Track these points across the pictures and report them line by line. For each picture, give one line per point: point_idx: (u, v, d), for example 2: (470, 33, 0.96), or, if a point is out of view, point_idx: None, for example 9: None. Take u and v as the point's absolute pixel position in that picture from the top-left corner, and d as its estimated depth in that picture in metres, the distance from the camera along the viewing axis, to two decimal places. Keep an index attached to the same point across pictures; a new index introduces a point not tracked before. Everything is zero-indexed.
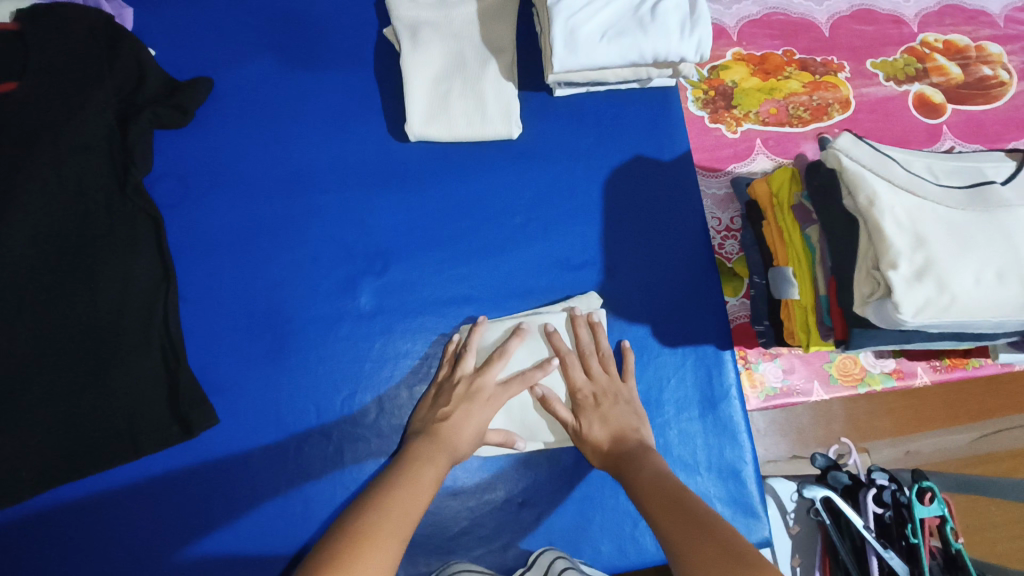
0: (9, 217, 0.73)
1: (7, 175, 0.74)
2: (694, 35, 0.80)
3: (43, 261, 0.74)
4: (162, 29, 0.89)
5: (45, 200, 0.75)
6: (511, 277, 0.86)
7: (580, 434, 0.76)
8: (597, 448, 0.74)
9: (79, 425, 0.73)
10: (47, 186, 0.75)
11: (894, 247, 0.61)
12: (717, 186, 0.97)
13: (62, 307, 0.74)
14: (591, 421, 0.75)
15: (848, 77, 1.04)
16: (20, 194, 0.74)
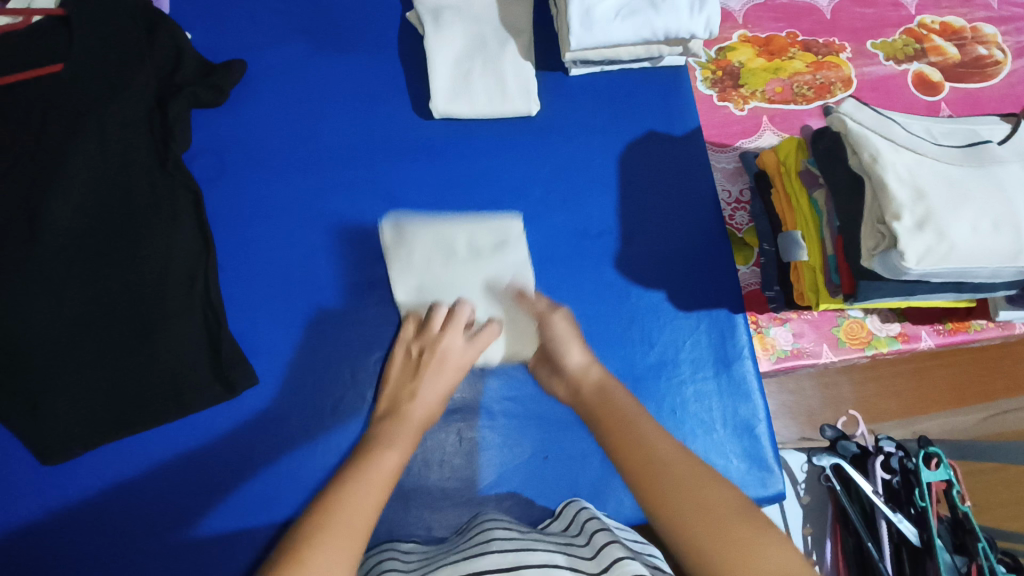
0: (59, 188, 0.78)
1: (55, 150, 0.79)
2: (703, 12, 0.85)
3: (90, 230, 0.79)
4: (196, 14, 0.93)
5: (90, 175, 0.80)
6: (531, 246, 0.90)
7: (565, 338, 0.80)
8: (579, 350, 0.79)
9: (125, 383, 0.78)
10: (92, 161, 0.80)
11: (896, 200, 0.65)
12: (727, 161, 1.02)
13: (108, 273, 0.78)
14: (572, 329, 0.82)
15: (850, 57, 1.08)
16: (68, 168, 0.79)
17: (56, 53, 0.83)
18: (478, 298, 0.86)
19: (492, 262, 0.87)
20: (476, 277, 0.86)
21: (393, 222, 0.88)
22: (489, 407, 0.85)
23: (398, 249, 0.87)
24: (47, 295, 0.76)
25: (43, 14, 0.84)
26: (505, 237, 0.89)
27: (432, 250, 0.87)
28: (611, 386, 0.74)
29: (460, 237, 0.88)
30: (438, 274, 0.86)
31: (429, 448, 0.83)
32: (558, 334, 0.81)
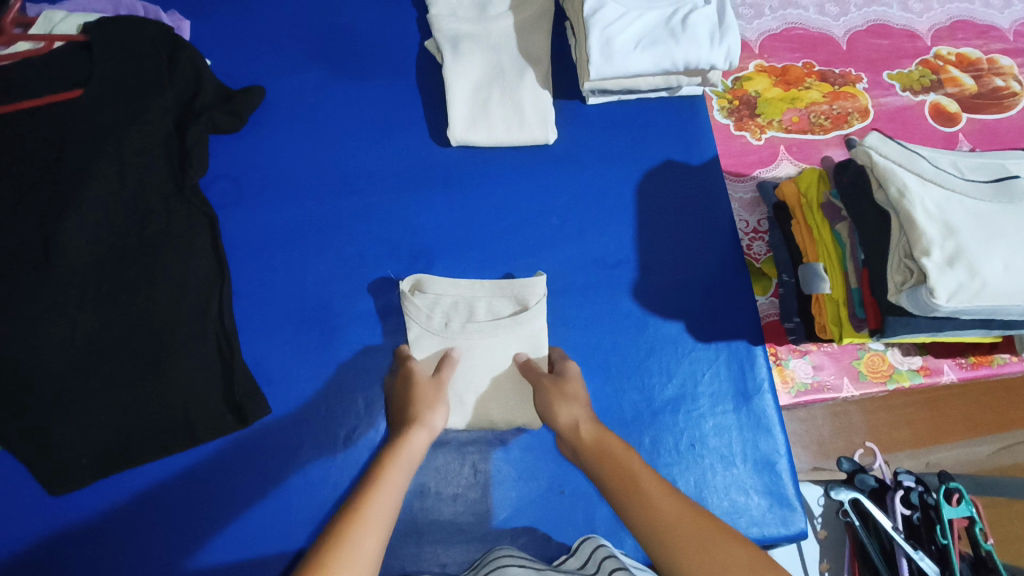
0: (75, 214, 0.78)
1: (72, 176, 0.80)
2: (722, 44, 0.85)
3: (103, 257, 0.79)
4: (217, 41, 0.94)
5: (106, 201, 0.80)
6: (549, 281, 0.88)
7: (562, 390, 0.77)
8: (575, 399, 0.76)
9: (135, 414, 0.76)
10: (110, 187, 0.80)
11: (926, 236, 0.64)
12: (744, 190, 1.00)
13: (120, 300, 0.78)
14: (571, 380, 0.78)
15: (866, 88, 1.08)
16: (85, 193, 0.79)
17: (76, 79, 0.84)
18: (494, 366, 0.83)
19: (512, 330, 0.83)
20: (493, 344, 0.83)
21: (413, 279, 0.84)
22: (505, 440, 0.84)
23: (415, 307, 0.82)
24: (59, 322, 0.75)
25: (65, 41, 0.85)
26: (527, 303, 0.84)
27: (449, 312, 0.84)
28: (606, 440, 0.69)
29: (479, 300, 0.84)
30: (454, 340, 0.83)
31: (443, 480, 0.82)
32: (547, 383, 0.78)
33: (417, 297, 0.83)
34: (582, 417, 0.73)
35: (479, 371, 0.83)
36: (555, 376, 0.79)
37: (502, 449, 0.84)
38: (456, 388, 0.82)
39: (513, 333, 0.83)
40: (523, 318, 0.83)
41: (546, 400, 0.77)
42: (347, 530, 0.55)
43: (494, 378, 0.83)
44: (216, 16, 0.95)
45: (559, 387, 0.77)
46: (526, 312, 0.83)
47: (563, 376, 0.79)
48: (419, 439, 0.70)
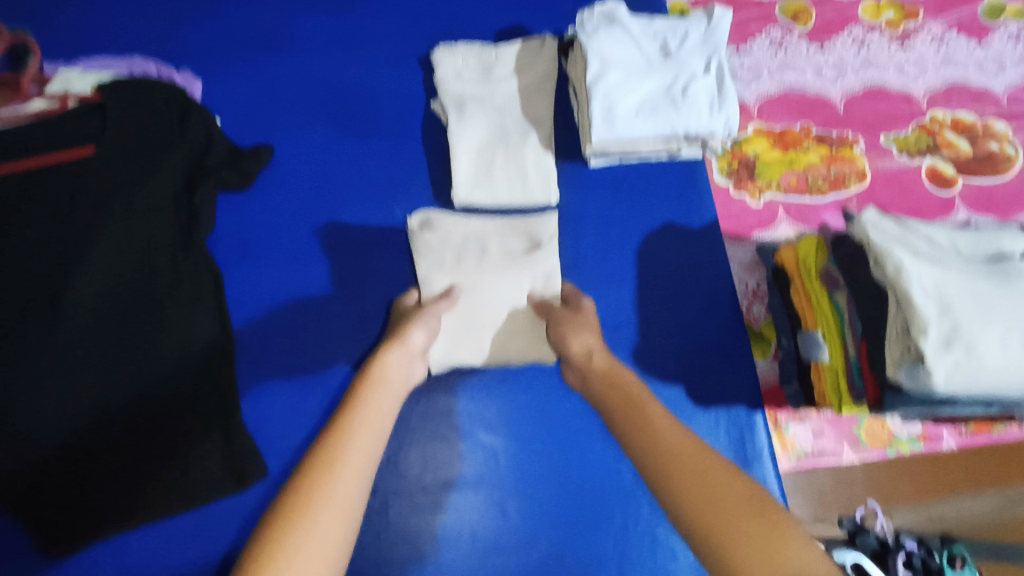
0: (83, 272, 0.80)
1: (83, 233, 0.81)
2: (723, 112, 0.87)
3: (107, 315, 0.80)
4: (225, 99, 0.96)
5: (114, 260, 0.81)
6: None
7: (572, 322, 0.80)
8: (586, 331, 0.79)
9: (135, 474, 0.78)
10: (118, 246, 0.82)
11: (923, 314, 0.64)
12: (744, 252, 1.01)
13: (124, 359, 0.79)
14: (582, 315, 0.82)
15: (864, 150, 1.10)
16: (94, 252, 0.81)
17: (87, 134, 0.85)
18: (507, 302, 0.87)
19: (523, 264, 0.87)
20: (502, 278, 0.87)
21: (421, 216, 0.89)
22: (503, 506, 0.85)
23: (424, 242, 0.88)
24: (63, 379, 0.77)
25: (80, 100, 0.87)
26: (540, 240, 0.89)
27: (461, 249, 0.88)
28: (616, 370, 0.72)
29: (491, 239, 0.89)
30: (469, 276, 0.86)
31: (443, 547, 0.84)
32: (560, 317, 0.82)
33: (427, 234, 0.88)
34: (594, 345, 0.77)
35: (494, 309, 0.87)
36: (569, 310, 0.83)
37: (516, 493, 0.85)
38: (466, 325, 0.86)
39: (527, 270, 0.87)
40: (534, 254, 0.87)
41: (560, 331, 0.80)
42: (328, 457, 0.58)
43: (510, 315, 0.87)
44: (225, 75, 0.97)
45: (569, 321, 0.80)
46: (539, 250, 0.88)
47: (577, 312, 0.82)
48: (399, 356, 0.75)
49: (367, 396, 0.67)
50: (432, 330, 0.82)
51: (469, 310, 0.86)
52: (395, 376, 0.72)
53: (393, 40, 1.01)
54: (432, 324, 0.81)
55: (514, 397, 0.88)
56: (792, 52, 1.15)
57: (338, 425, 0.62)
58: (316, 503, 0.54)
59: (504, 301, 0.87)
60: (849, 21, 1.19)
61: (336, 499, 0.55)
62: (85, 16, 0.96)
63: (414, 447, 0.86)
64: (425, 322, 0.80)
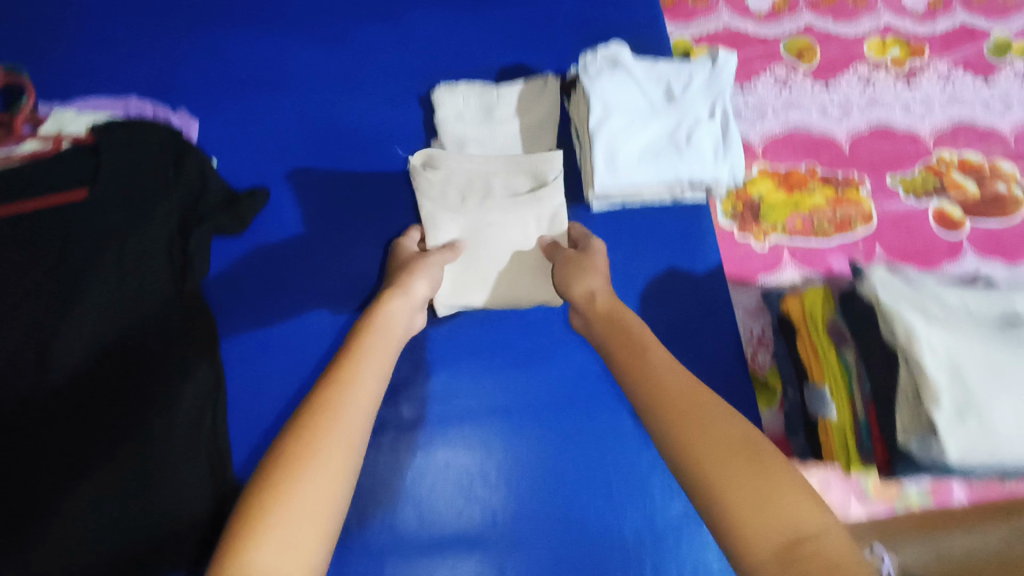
0: (78, 312, 0.78)
1: (76, 272, 0.79)
2: (727, 160, 0.86)
3: (99, 355, 0.78)
4: (222, 139, 0.95)
5: (108, 302, 0.80)
6: (510, 373, 0.91)
7: (578, 263, 0.83)
8: (595, 272, 0.82)
9: (121, 522, 0.75)
10: (113, 288, 0.80)
11: (935, 385, 0.63)
12: (749, 298, 0.99)
13: (116, 398, 0.78)
14: (593, 256, 0.84)
15: (870, 192, 1.08)
16: (89, 291, 0.79)
17: (80, 177, 0.84)
18: (514, 245, 0.89)
19: (530, 205, 0.89)
20: (509, 216, 0.89)
21: (424, 154, 0.91)
22: (501, 566, 0.84)
23: (427, 181, 0.89)
24: (54, 416, 0.75)
25: (73, 142, 0.86)
26: (545, 178, 0.90)
27: (465, 189, 0.90)
28: (616, 311, 0.76)
29: (496, 177, 0.90)
30: (474, 217, 0.89)
31: None
32: (567, 257, 0.85)
33: (429, 172, 0.90)
34: (598, 288, 0.80)
35: (502, 249, 0.89)
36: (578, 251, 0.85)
37: (514, 548, 0.84)
38: (473, 264, 0.89)
39: (532, 207, 0.89)
40: (541, 192, 0.89)
41: (564, 272, 0.83)
42: (332, 399, 0.61)
43: (515, 256, 0.90)
44: (223, 114, 0.96)
45: (576, 262, 0.83)
46: (545, 187, 0.89)
47: (587, 252, 0.85)
48: (401, 304, 0.77)
49: (365, 341, 0.70)
50: (434, 281, 0.84)
51: (475, 250, 0.89)
52: (396, 324, 0.76)
53: (394, 79, 1.01)
54: (434, 275, 0.83)
55: (508, 446, 0.88)
56: (796, 91, 1.15)
57: (339, 367, 0.66)
58: (316, 443, 0.56)
59: (511, 240, 0.89)
60: (855, 59, 1.18)
61: (340, 438, 0.58)
62: (82, 54, 0.95)
63: (410, 501, 0.86)
64: (425, 273, 0.82)
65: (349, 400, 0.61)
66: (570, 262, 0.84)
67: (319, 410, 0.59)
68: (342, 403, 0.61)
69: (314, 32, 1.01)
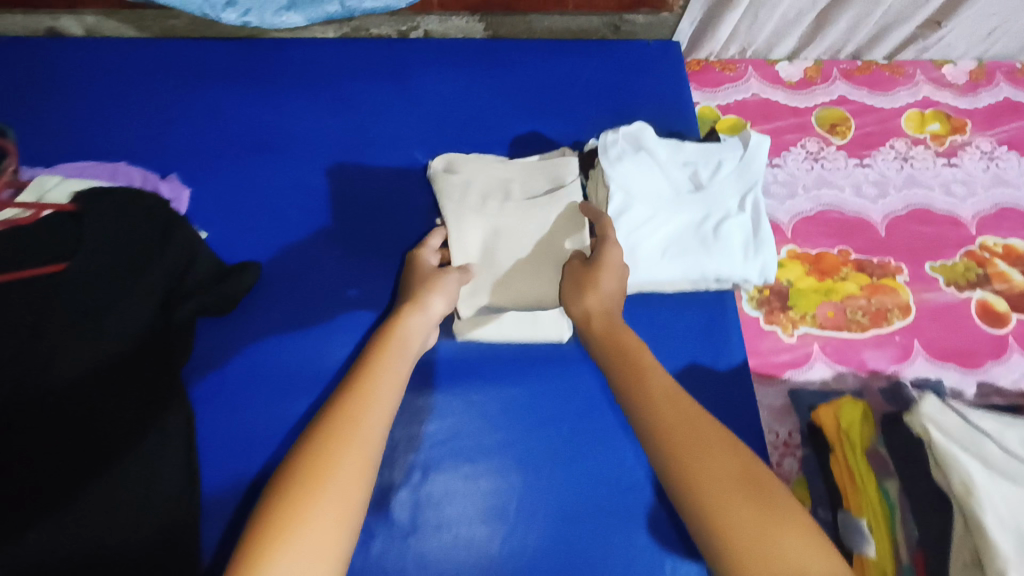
0: (63, 362, 0.72)
1: (63, 325, 0.73)
2: (758, 258, 0.80)
3: (80, 403, 0.72)
4: (215, 211, 0.90)
5: (94, 357, 0.74)
6: (521, 478, 0.81)
7: (584, 280, 0.74)
8: (597, 293, 0.73)
9: None
10: (96, 351, 0.74)
11: (1000, 550, 0.58)
12: (775, 396, 0.91)
13: (94, 443, 0.71)
14: (602, 271, 0.74)
15: (907, 281, 1.01)
16: (74, 347, 0.73)
17: (58, 250, 0.76)
18: (532, 237, 0.84)
19: (548, 203, 0.85)
20: (527, 214, 0.85)
21: (446, 160, 0.91)
22: None
23: (448, 181, 0.87)
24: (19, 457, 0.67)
25: (54, 209, 0.78)
26: (562, 181, 0.87)
27: (484, 192, 0.87)
28: (618, 337, 0.69)
29: (515, 182, 0.88)
30: (490, 214, 0.85)
31: None
32: (573, 275, 0.76)
33: (451, 175, 0.88)
34: (598, 310, 0.72)
35: (516, 246, 0.84)
36: (588, 265, 0.76)
37: None
38: (489, 265, 0.84)
39: (548, 207, 0.85)
40: (560, 190, 0.86)
41: (570, 286, 0.76)
42: (347, 420, 0.57)
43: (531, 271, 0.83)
44: (221, 178, 0.91)
45: (583, 276, 0.75)
46: (561, 189, 0.86)
47: (596, 265, 0.75)
48: (416, 322, 0.72)
49: (378, 359, 0.65)
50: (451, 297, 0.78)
51: (491, 248, 0.84)
52: (413, 342, 0.70)
53: (402, 146, 0.96)
54: (452, 291, 0.78)
55: (513, 559, 0.78)
56: (829, 166, 1.08)
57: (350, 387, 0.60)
58: (332, 463, 0.54)
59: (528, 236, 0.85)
60: (892, 134, 1.12)
61: (348, 475, 0.53)
62: (76, 111, 0.91)
63: None
64: (443, 288, 0.77)
65: (359, 432, 0.56)
66: (580, 277, 0.76)
67: (326, 436, 0.55)
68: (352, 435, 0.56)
69: (324, 96, 0.97)
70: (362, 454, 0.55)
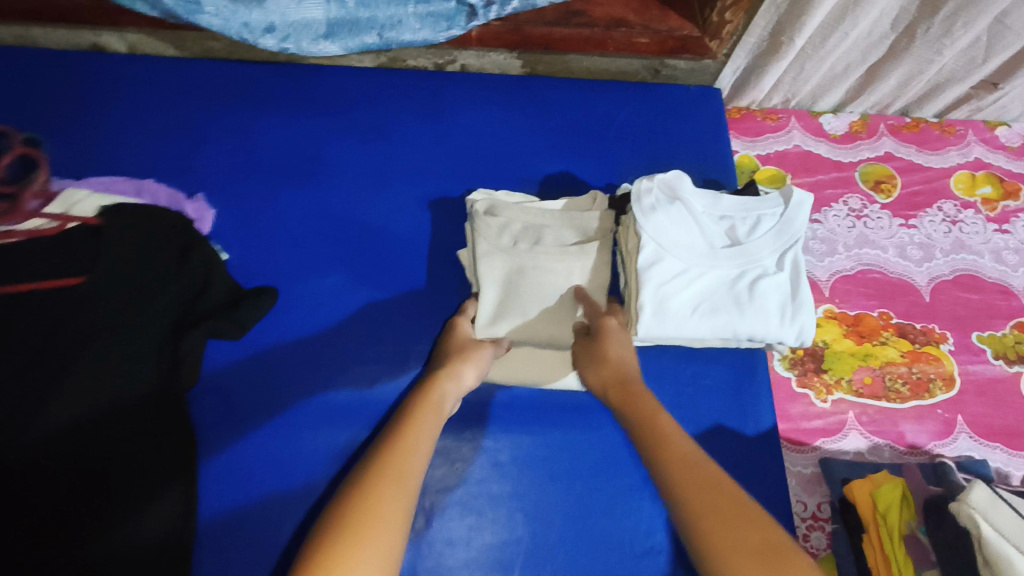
0: (62, 389, 0.71)
1: (69, 349, 0.72)
2: (795, 322, 0.77)
3: (75, 435, 0.71)
4: (238, 233, 0.89)
5: (95, 385, 0.72)
6: (536, 534, 0.77)
7: (596, 349, 0.76)
8: (608, 363, 0.74)
9: None
10: (99, 379, 0.73)
11: None
12: (804, 463, 0.86)
13: (89, 477, 0.70)
14: (607, 339, 0.76)
15: (952, 350, 0.95)
16: (75, 374, 0.71)
17: (76, 266, 0.75)
18: (557, 289, 0.83)
19: (578, 258, 0.84)
20: (556, 267, 0.83)
21: (487, 202, 0.87)
22: None
23: (486, 225, 0.84)
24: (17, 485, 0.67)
25: (80, 222, 0.78)
26: (591, 236, 0.85)
27: (519, 236, 0.85)
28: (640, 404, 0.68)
29: (548, 229, 0.85)
30: (521, 261, 0.83)
31: None
32: (581, 347, 0.79)
33: (489, 218, 0.85)
34: (612, 378, 0.73)
35: (543, 296, 0.83)
36: (593, 335, 0.77)
37: None
38: (515, 309, 0.82)
39: (580, 260, 0.83)
40: (591, 247, 0.84)
41: (581, 355, 0.78)
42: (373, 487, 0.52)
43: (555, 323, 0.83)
44: (247, 200, 0.91)
45: (592, 347, 0.76)
46: (590, 244, 0.84)
47: (599, 334, 0.77)
48: (449, 391, 0.70)
49: (413, 428, 0.61)
50: (481, 371, 0.77)
51: (516, 293, 0.83)
52: (444, 410, 0.68)
53: (429, 178, 0.95)
54: (483, 364, 0.76)
55: None
56: (871, 225, 1.04)
57: (380, 452, 0.57)
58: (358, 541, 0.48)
59: (553, 288, 0.83)
60: (940, 195, 1.07)
61: (377, 551, 0.48)
62: (111, 127, 0.92)
63: None
64: (474, 361, 0.75)
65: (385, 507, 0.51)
66: (590, 347, 0.77)
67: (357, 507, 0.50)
68: (378, 511, 0.50)
69: (355, 125, 0.96)
70: (388, 528, 0.50)
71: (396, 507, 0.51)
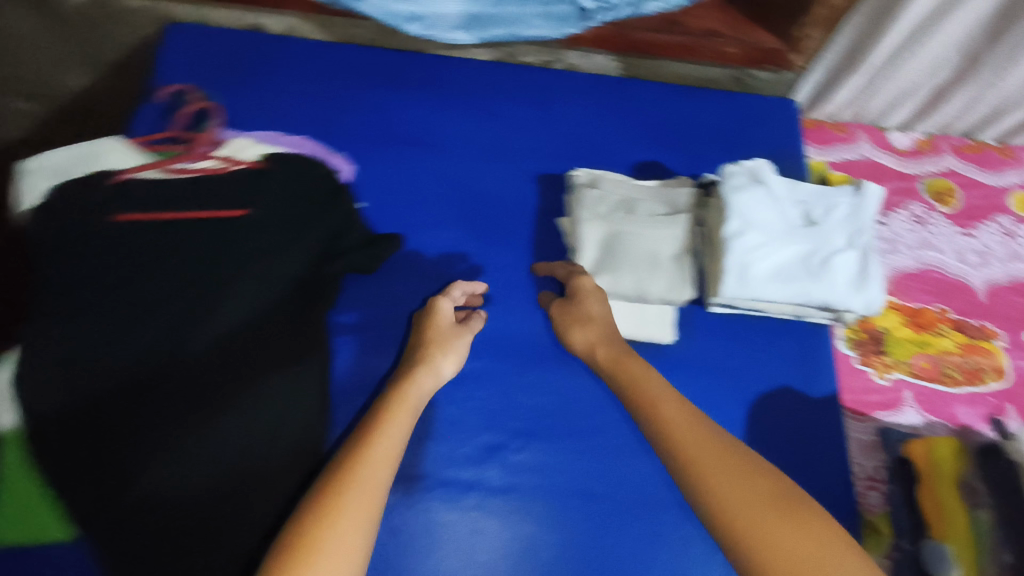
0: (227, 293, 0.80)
1: (233, 263, 0.82)
2: (863, 293, 0.87)
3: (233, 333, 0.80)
4: (369, 187, 1.02)
5: (252, 293, 0.82)
6: (602, 455, 0.88)
7: (573, 311, 0.86)
8: (589, 323, 0.84)
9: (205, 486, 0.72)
10: (255, 289, 0.83)
11: None
12: (863, 432, 0.94)
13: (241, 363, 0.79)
14: (586, 299, 0.86)
15: (1006, 346, 1.03)
16: (236, 281, 0.81)
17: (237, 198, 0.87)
18: (652, 250, 0.93)
19: (668, 226, 0.94)
20: (650, 233, 0.93)
21: (591, 177, 1.00)
22: None
23: (586, 196, 0.96)
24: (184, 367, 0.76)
25: (245, 166, 0.91)
26: (677, 209, 0.97)
27: (615, 206, 0.96)
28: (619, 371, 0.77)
29: (641, 202, 0.97)
30: (617, 225, 0.94)
31: None
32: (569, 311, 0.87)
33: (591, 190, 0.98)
34: (595, 337, 0.83)
35: (639, 255, 0.92)
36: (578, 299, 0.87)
37: None
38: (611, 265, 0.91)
39: (671, 227, 0.94)
40: (680, 218, 0.95)
41: (562, 320, 0.87)
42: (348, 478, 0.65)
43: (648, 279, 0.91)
44: (378, 160, 1.04)
45: (572, 308, 0.87)
46: (679, 215, 0.96)
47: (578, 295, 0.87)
48: (427, 380, 0.81)
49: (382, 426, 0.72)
50: (460, 358, 0.87)
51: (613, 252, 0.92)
52: (417, 397, 0.78)
53: (532, 156, 1.08)
54: (462, 351, 0.87)
55: (592, 532, 0.83)
56: (933, 230, 1.13)
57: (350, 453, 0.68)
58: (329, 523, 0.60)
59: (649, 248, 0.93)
60: (998, 210, 1.15)
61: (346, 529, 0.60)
62: (269, 90, 1.06)
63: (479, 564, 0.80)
64: (452, 353, 0.85)
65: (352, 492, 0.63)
66: (568, 313, 0.87)
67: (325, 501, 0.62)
68: (345, 500, 0.62)
69: (472, 106, 1.10)
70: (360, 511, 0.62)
71: (362, 499, 0.63)
